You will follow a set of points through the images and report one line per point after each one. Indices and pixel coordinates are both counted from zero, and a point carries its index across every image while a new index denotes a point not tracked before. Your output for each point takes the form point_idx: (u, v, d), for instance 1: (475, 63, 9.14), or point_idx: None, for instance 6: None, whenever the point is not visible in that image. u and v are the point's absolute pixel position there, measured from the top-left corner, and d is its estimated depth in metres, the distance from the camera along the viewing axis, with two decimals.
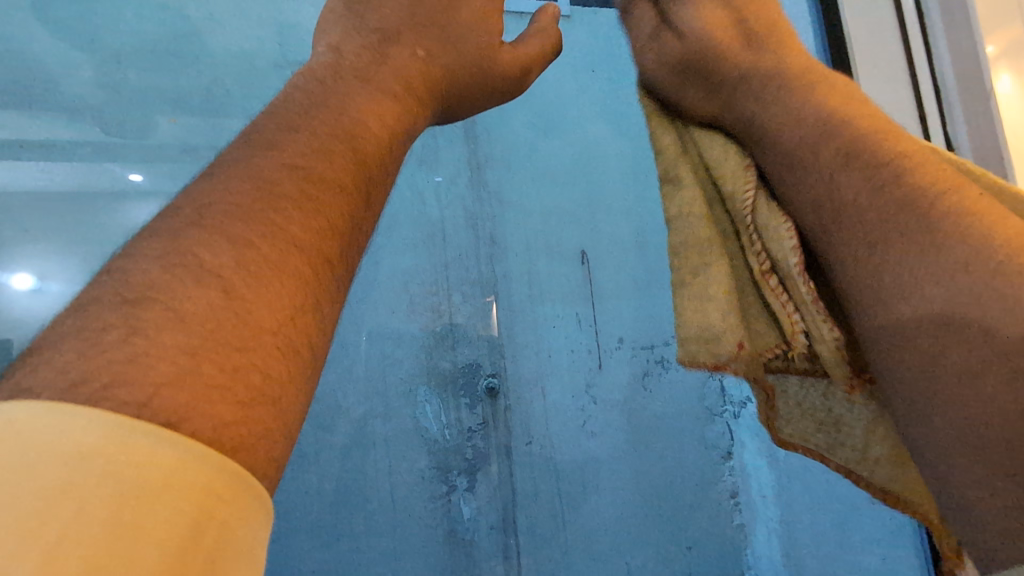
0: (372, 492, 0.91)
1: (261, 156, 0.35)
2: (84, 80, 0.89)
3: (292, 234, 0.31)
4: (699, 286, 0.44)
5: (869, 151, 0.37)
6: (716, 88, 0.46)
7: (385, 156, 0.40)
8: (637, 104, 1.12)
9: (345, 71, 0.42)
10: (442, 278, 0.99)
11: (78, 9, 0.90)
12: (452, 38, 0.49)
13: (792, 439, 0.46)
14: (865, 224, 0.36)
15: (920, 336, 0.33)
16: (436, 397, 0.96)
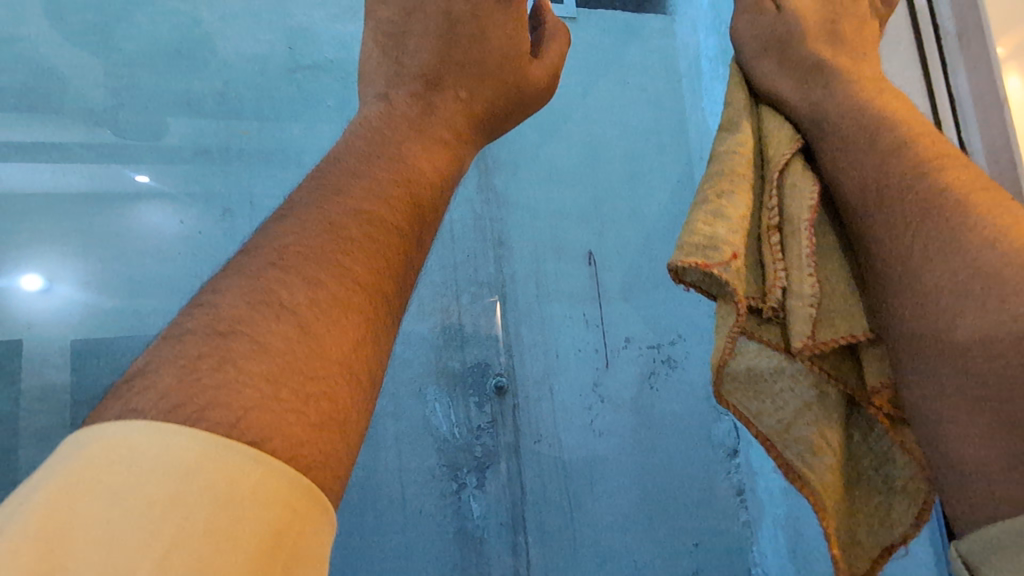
0: (382, 490, 0.92)
1: (327, 202, 0.41)
2: (98, 85, 0.90)
3: (359, 277, 0.39)
4: (720, 204, 0.48)
5: (914, 150, 0.46)
6: (806, 69, 0.53)
7: (432, 200, 0.47)
8: (644, 105, 1.12)
9: (400, 121, 0.49)
10: (451, 279, 1.00)
11: (91, 15, 0.91)
12: (477, 59, 0.52)
13: (727, 399, 0.49)
14: (902, 203, 0.45)
15: (939, 301, 0.41)
16: (446, 397, 0.97)
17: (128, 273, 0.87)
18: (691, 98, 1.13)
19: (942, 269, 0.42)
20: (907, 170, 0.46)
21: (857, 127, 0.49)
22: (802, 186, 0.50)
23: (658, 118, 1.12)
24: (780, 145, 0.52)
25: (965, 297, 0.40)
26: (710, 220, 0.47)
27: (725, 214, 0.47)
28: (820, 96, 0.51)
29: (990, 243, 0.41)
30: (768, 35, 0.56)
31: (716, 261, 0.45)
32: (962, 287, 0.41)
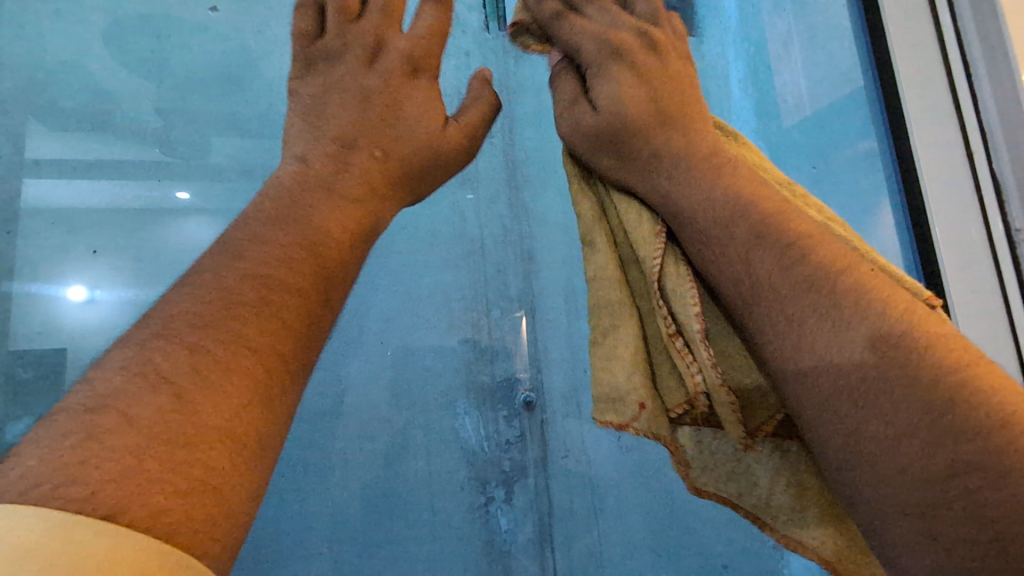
0: (412, 501, 0.94)
1: (225, 269, 0.43)
2: (151, 107, 0.96)
3: (243, 338, 0.40)
4: (608, 346, 0.50)
5: (774, 234, 0.45)
6: (643, 165, 0.50)
7: (344, 258, 0.48)
8: None
9: (311, 182, 0.50)
10: (481, 294, 1.02)
11: (147, 41, 0.97)
12: (399, 132, 0.54)
13: (704, 489, 0.53)
14: (779, 298, 0.43)
15: (845, 410, 0.40)
16: (475, 410, 0.98)
17: (165, 285, 0.91)
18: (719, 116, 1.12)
19: (837, 368, 0.40)
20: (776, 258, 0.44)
21: (705, 223, 0.47)
22: (681, 287, 0.47)
23: None
24: (645, 243, 0.50)
25: (862, 411, 0.39)
26: (608, 366, 0.50)
27: (619, 355, 0.49)
28: (665, 180, 0.49)
29: (854, 341, 0.40)
30: (603, 123, 0.51)
31: (629, 416, 0.48)
32: (864, 391, 0.39)
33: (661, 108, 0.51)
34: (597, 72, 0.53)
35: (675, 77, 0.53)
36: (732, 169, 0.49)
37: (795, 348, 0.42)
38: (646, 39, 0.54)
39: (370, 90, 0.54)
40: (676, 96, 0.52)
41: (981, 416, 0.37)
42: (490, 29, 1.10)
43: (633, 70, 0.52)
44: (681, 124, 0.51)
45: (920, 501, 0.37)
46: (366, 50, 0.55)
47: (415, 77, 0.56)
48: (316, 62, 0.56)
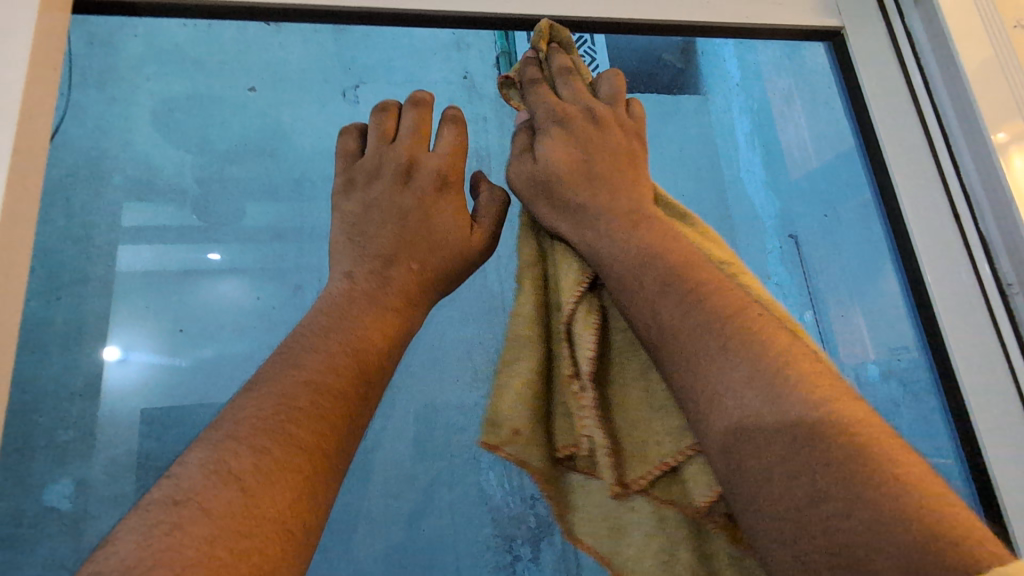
0: (440, 558, 0.94)
1: (285, 374, 0.41)
2: (192, 179, 1.03)
3: (299, 438, 0.38)
4: (501, 385, 0.44)
5: (682, 282, 0.40)
6: (574, 212, 0.47)
7: (383, 370, 0.45)
8: (684, 176, 1.23)
9: (358, 297, 0.46)
10: (503, 348, 1.04)
11: (192, 120, 1.06)
12: (437, 243, 0.50)
13: (581, 535, 0.45)
14: (681, 339, 0.38)
15: (734, 446, 0.33)
16: (499, 465, 0.99)
17: (198, 343, 0.94)
18: (728, 165, 1.25)
19: (735, 404, 0.34)
20: (682, 304, 0.39)
21: (619, 276, 0.42)
22: (585, 333, 0.43)
23: (699, 186, 1.23)
24: (568, 289, 0.45)
25: (749, 442, 0.33)
26: (501, 396, 0.44)
27: (508, 387, 0.44)
28: (594, 222, 0.45)
29: (763, 384, 0.34)
30: (540, 171, 0.49)
31: (502, 444, 0.42)
32: (749, 425, 0.33)
33: (592, 167, 0.48)
34: (546, 132, 0.50)
35: (614, 150, 0.49)
36: (654, 229, 0.44)
37: (696, 395, 0.36)
38: (595, 113, 0.50)
39: (404, 206, 0.50)
40: (612, 168, 0.48)
41: (843, 435, 0.31)
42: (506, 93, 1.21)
43: (574, 137, 0.49)
44: (608, 182, 0.47)
45: (792, 537, 0.30)
46: (399, 172, 0.51)
47: (446, 192, 0.51)
48: (355, 178, 0.52)
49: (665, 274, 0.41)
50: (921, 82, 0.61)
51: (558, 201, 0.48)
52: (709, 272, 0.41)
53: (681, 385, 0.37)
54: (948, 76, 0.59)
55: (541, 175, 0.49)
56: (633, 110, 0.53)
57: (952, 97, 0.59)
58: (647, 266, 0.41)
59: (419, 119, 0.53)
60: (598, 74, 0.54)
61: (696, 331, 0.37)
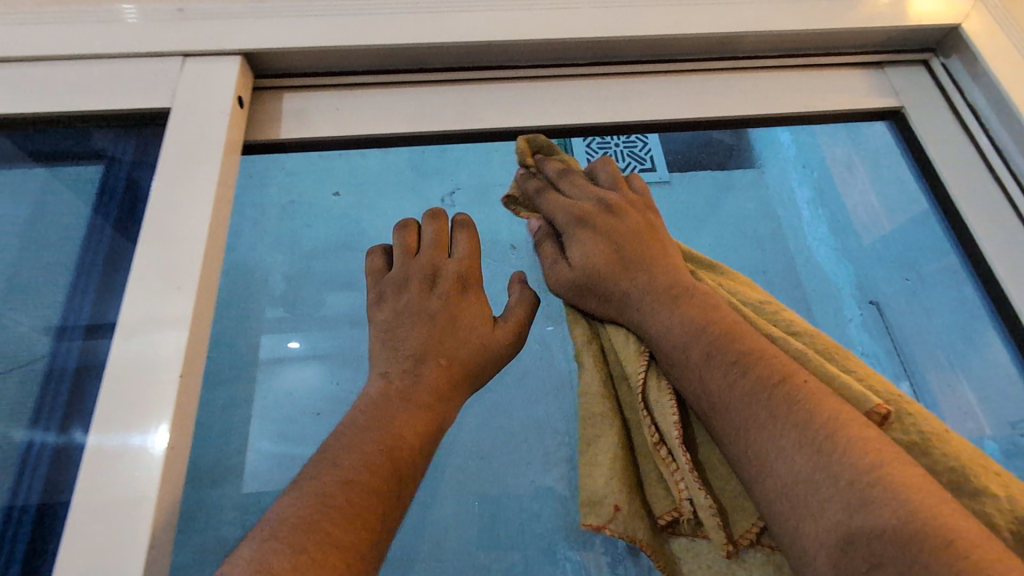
0: None
1: (319, 474, 0.40)
2: (281, 275, 1.13)
3: (332, 539, 0.36)
4: (590, 455, 0.47)
5: (727, 351, 0.42)
6: (615, 300, 0.49)
7: (417, 463, 0.44)
8: (749, 245, 1.19)
9: (392, 395, 0.46)
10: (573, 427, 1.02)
11: (281, 221, 1.17)
12: (462, 336, 0.50)
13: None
14: (731, 410, 0.40)
15: (785, 508, 0.36)
16: (577, 554, 0.94)
17: (282, 425, 0.99)
18: (796, 237, 1.20)
19: (785, 470, 0.36)
20: (727, 372, 0.41)
21: (666, 349, 0.45)
22: (660, 397, 0.45)
23: (768, 259, 1.18)
24: (628, 356, 0.48)
25: (801, 507, 0.35)
26: (589, 472, 0.46)
27: (599, 464, 0.46)
28: (635, 307, 0.48)
29: (811, 453, 0.36)
30: (580, 276, 0.51)
31: (602, 520, 0.43)
32: (803, 490, 0.35)
33: (624, 253, 0.50)
34: (572, 233, 0.53)
35: (633, 231, 0.52)
36: (693, 300, 0.46)
37: (757, 459, 0.38)
38: (606, 203, 0.53)
39: (431, 307, 0.50)
40: (640, 244, 0.51)
41: (895, 505, 0.32)
42: None
43: (598, 231, 0.52)
44: (642, 264, 0.49)
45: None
46: (422, 280, 0.52)
47: (468, 291, 0.52)
48: (384, 293, 0.52)
49: (703, 348, 0.43)
50: (989, 145, 0.66)
51: (603, 296, 0.50)
52: (755, 338, 0.43)
53: (730, 447, 0.40)
54: (1006, 120, 0.64)
55: (583, 274, 0.51)
56: (635, 185, 0.58)
57: (1006, 127, 0.64)
58: (676, 329, 0.45)
59: (438, 232, 0.55)
60: (593, 165, 0.59)
61: (741, 397, 0.40)
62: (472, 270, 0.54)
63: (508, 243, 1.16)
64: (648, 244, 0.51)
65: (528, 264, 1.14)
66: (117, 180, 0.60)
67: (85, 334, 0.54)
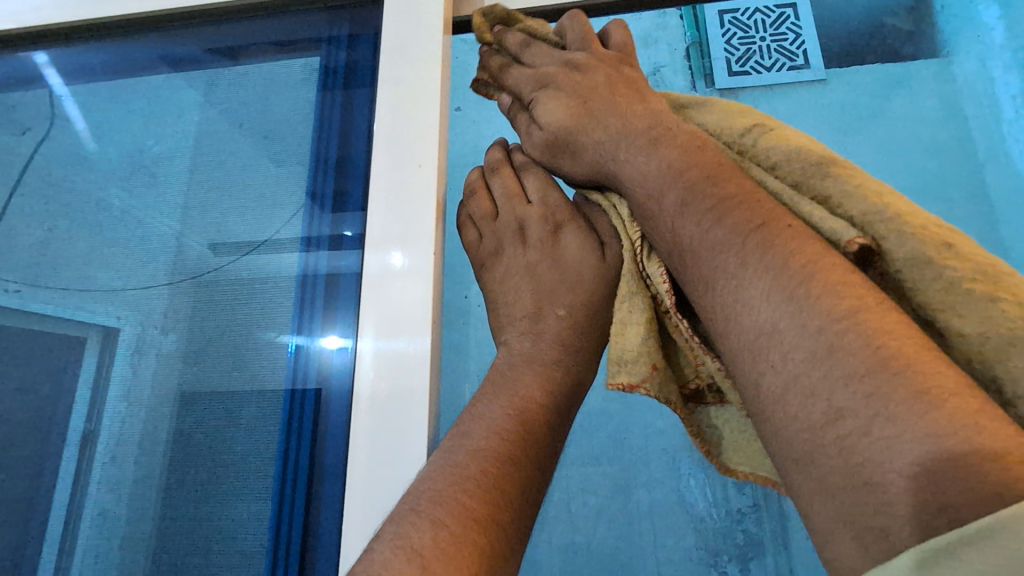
0: (639, 564, 0.90)
1: (455, 449, 0.43)
2: None
3: (471, 510, 0.39)
4: (618, 322, 0.42)
5: (704, 195, 0.37)
6: (595, 154, 0.46)
7: (551, 428, 0.46)
8: (926, 156, 0.98)
9: (519, 364, 0.47)
10: None
11: None
12: (573, 281, 0.49)
13: (736, 465, 0.42)
14: (703, 261, 0.36)
15: (748, 364, 0.32)
16: (701, 472, 0.92)
17: None
18: (984, 143, 0.97)
19: (752, 323, 0.32)
20: (699, 221, 0.36)
21: (642, 201, 0.41)
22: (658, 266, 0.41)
23: (947, 171, 0.97)
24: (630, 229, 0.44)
25: (763, 359, 0.31)
26: (620, 332, 0.41)
27: (633, 323, 0.41)
28: (612, 160, 0.44)
29: (791, 310, 0.31)
30: (551, 136, 0.49)
31: (640, 380, 0.40)
32: (766, 342, 0.31)
33: (592, 107, 0.47)
34: (537, 97, 0.51)
35: (607, 81, 0.48)
36: (675, 142, 0.41)
37: (727, 316, 0.34)
38: (573, 62, 0.50)
39: (531, 260, 0.52)
40: (611, 96, 0.47)
41: (868, 356, 0.27)
42: (697, 86, 1.06)
43: (568, 89, 0.49)
44: (620, 113, 0.45)
45: (808, 457, 0.28)
46: (514, 233, 0.53)
47: (561, 231, 0.51)
48: (484, 258, 0.55)
49: (676, 199, 0.38)
50: None
51: (576, 155, 0.48)
52: (727, 182, 0.37)
53: (702, 305, 0.36)
54: None
55: (554, 135, 0.49)
56: (614, 38, 0.53)
57: None
58: (653, 181, 0.40)
59: (506, 182, 0.56)
60: (559, 23, 0.54)
61: (713, 245, 0.35)
62: (561, 203, 0.53)
63: None
64: (643, 93, 0.47)
65: None
66: (334, 77, 0.61)
67: (331, 241, 0.56)
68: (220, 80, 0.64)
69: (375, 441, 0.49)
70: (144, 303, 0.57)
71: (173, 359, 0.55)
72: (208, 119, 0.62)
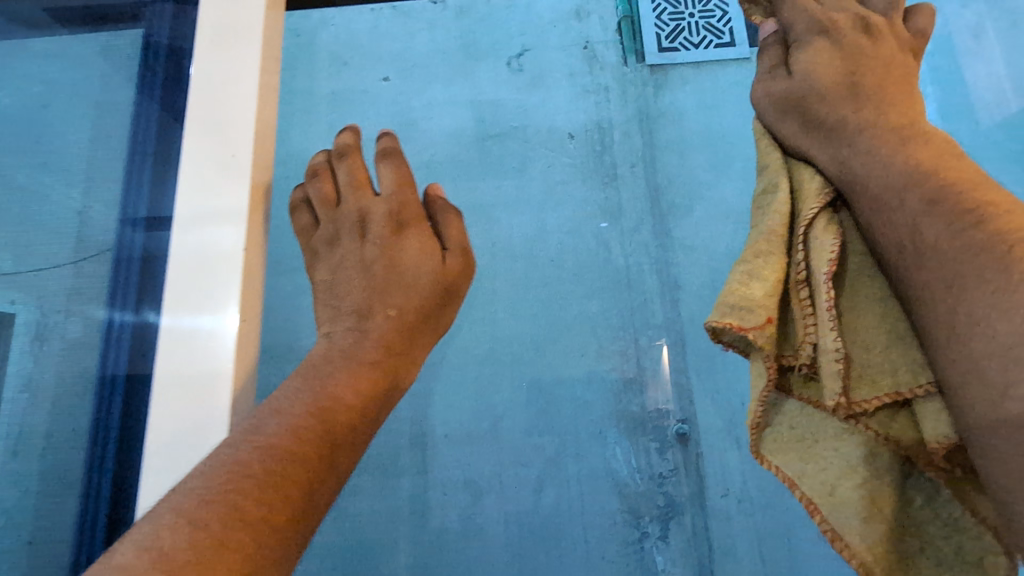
0: (566, 533, 0.89)
1: (236, 444, 0.38)
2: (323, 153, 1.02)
3: (241, 509, 0.34)
4: (749, 264, 0.37)
5: (960, 203, 0.33)
6: (829, 130, 0.39)
7: (355, 429, 0.42)
8: None
9: (333, 356, 0.45)
10: (629, 323, 0.95)
11: (307, 97, 1.05)
12: (407, 282, 0.48)
13: (768, 454, 0.39)
14: (947, 264, 0.33)
15: (992, 370, 0.30)
16: (627, 441, 0.91)
17: None
18: None
19: (1008, 329, 0.30)
20: (947, 224, 0.33)
21: (875, 188, 0.36)
22: (824, 236, 0.36)
23: None
24: (808, 197, 0.38)
25: (1013, 365, 0.30)
26: (744, 280, 0.36)
27: (762, 275, 0.36)
28: (850, 146, 0.38)
29: None
30: (796, 90, 0.41)
31: (751, 323, 0.35)
32: (1021, 354, 0.30)
33: (858, 86, 0.40)
34: (805, 43, 0.42)
35: (885, 66, 0.41)
36: (927, 146, 0.37)
37: (956, 312, 0.32)
38: (860, 25, 0.42)
39: (367, 256, 0.48)
40: (883, 81, 0.40)
41: None
42: (628, 61, 1.05)
43: (840, 52, 0.41)
44: (876, 98, 0.39)
45: None
46: (353, 227, 0.49)
47: (404, 231, 0.49)
48: (317, 249, 0.51)
49: (920, 197, 0.34)
50: None
51: (811, 124, 0.40)
52: (982, 192, 0.34)
53: (923, 304, 0.33)
54: None
55: (794, 92, 0.41)
56: (918, 24, 0.44)
57: None
58: (897, 173, 0.35)
59: (353, 171, 0.52)
60: None
61: (966, 252, 0.32)
62: (405, 202, 0.51)
63: (566, 132, 1.03)
64: (895, 86, 0.40)
65: (585, 156, 1.02)
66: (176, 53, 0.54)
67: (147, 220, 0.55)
68: (141, 57, 0.59)
69: (163, 431, 0.44)
70: (35, 287, 0.60)
71: (72, 345, 0.58)
72: (137, 102, 0.59)
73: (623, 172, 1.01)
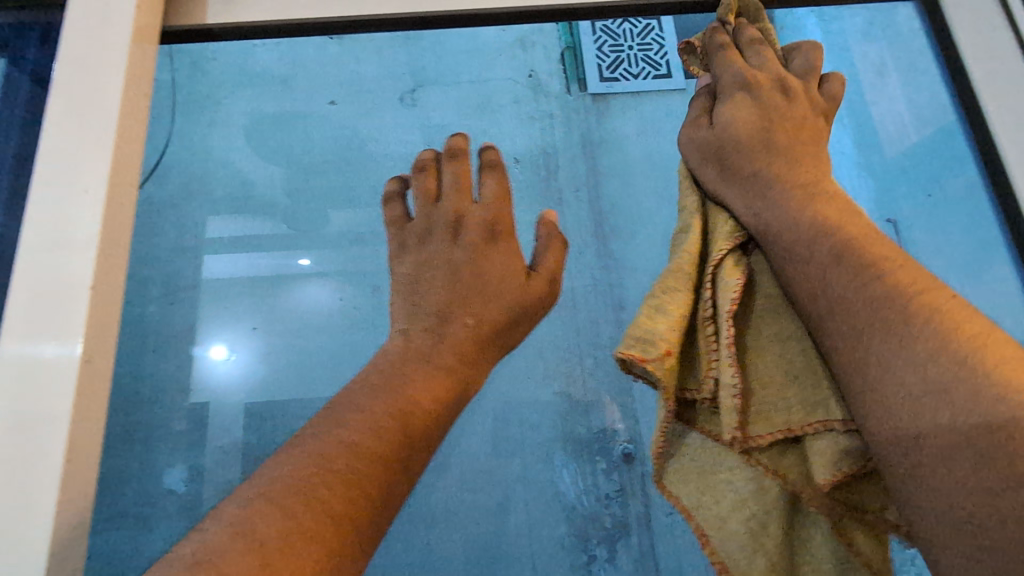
0: (514, 558, 0.87)
1: (322, 435, 0.32)
2: (264, 175, 0.99)
3: (332, 508, 0.29)
4: (653, 299, 0.36)
5: (861, 253, 0.33)
6: (745, 180, 0.38)
7: (435, 434, 0.35)
8: None
9: (411, 355, 0.36)
10: (573, 345, 0.96)
11: (246, 118, 1.03)
12: (490, 292, 0.40)
13: (670, 483, 0.39)
14: (849, 311, 0.32)
15: (902, 415, 0.28)
16: (574, 462, 0.92)
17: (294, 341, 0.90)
18: None
19: (915, 378, 0.28)
20: (849, 274, 0.32)
21: (790, 235, 0.35)
22: (730, 275, 0.36)
23: None
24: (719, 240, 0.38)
25: (924, 414, 0.28)
26: (651, 313, 0.36)
27: (668, 310, 0.36)
28: (764, 196, 0.37)
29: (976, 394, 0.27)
30: (719, 140, 0.40)
31: (650, 356, 0.34)
32: (933, 401, 0.28)
33: (773, 137, 0.39)
34: (726, 97, 0.41)
35: (800, 121, 0.40)
36: (831, 197, 0.36)
37: (864, 361, 0.30)
38: (783, 82, 0.41)
39: (457, 260, 0.40)
40: (796, 135, 0.39)
41: None
42: (571, 90, 1.10)
43: (759, 105, 0.40)
44: (786, 149, 0.38)
45: (972, 517, 0.26)
46: (447, 228, 0.41)
47: (498, 243, 0.41)
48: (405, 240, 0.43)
49: (829, 247, 0.33)
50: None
51: (732, 172, 0.39)
52: (879, 244, 0.33)
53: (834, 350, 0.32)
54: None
55: (718, 141, 0.40)
56: (829, 89, 0.43)
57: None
58: (806, 223, 0.35)
59: (460, 172, 0.43)
60: (792, 46, 0.45)
61: (866, 299, 0.31)
62: (503, 214, 0.42)
63: (511, 156, 1.04)
64: (805, 140, 0.39)
65: (530, 181, 1.03)
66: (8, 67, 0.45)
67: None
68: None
69: None
70: None
71: None
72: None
73: (568, 197, 1.03)
